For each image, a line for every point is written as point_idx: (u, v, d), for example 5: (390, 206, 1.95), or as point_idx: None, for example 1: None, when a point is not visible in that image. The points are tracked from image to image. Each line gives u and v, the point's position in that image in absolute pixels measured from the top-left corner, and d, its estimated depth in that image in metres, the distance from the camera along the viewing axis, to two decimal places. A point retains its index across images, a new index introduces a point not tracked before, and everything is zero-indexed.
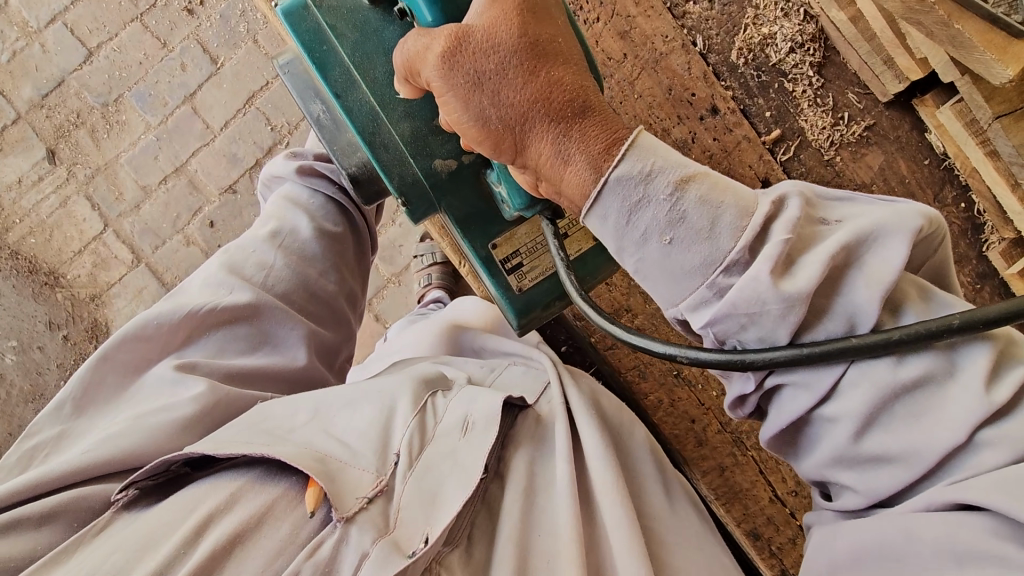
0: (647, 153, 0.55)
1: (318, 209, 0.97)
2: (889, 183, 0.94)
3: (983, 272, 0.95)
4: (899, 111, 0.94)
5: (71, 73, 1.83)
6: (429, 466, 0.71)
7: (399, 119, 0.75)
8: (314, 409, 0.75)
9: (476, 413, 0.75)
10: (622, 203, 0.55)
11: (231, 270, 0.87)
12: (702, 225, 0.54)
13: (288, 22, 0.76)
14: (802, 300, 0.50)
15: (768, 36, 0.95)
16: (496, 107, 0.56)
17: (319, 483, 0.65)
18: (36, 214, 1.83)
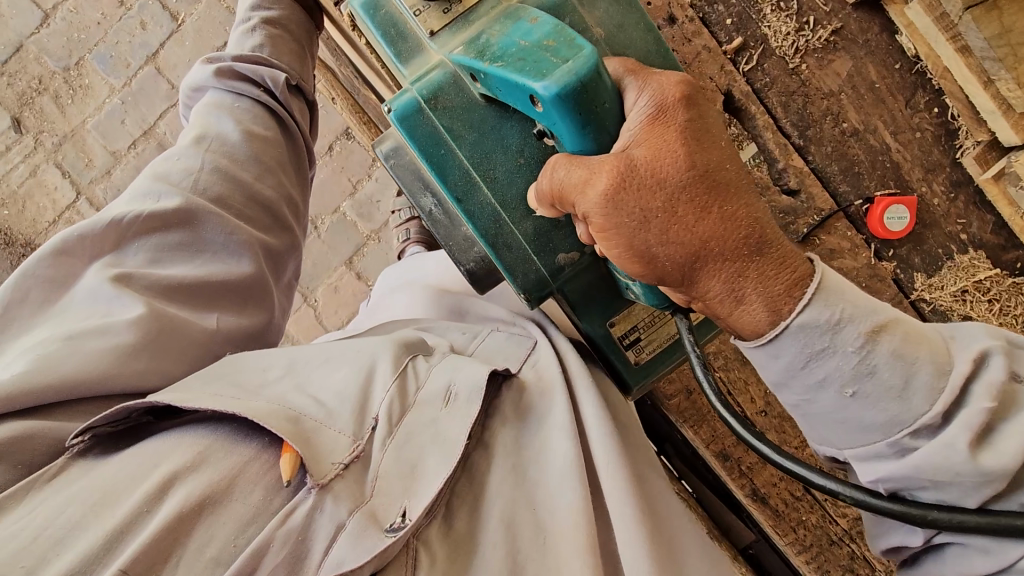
0: (834, 300, 0.53)
1: (245, 113, 0.90)
2: (857, 90, 0.90)
3: (957, 181, 0.91)
4: (868, 13, 0.89)
5: (29, 37, 1.78)
6: (409, 435, 0.70)
7: (522, 219, 0.70)
8: (288, 365, 0.74)
9: (461, 382, 0.74)
10: (803, 350, 0.54)
11: (159, 178, 0.81)
12: (895, 382, 0.52)
13: (403, 128, 0.68)
14: (996, 470, 0.49)
15: None
16: (663, 246, 0.54)
17: (297, 452, 0.63)
18: (8, 184, 1.80)
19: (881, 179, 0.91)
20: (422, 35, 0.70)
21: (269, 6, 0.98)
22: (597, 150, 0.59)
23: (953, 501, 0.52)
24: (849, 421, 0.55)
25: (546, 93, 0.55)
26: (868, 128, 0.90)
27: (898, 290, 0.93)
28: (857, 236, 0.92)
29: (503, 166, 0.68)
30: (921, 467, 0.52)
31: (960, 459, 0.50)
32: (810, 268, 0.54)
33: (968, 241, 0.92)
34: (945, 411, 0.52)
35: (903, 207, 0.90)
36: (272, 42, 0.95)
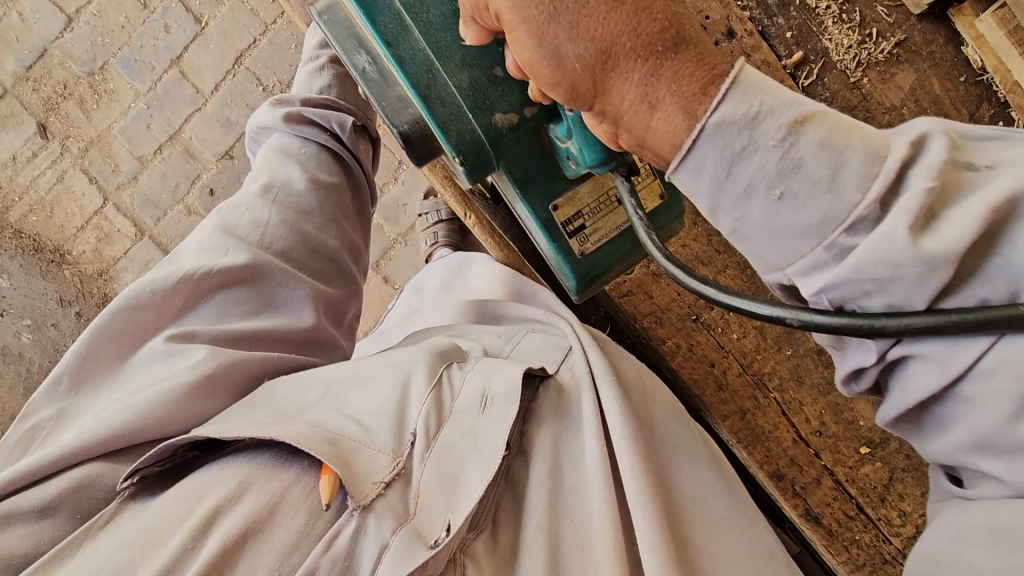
0: (750, 92, 0.46)
1: (313, 161, 0.94)
2: (921, 104, 0.87)
3: None
4: (933, 24, 0.86)
5: (53, 41, 1.76)
6: (448, 447, 0.67)
7: (456, 69, 0.64)
8: (326, 387, 0.73)
9: (496, 386, 0.71)
10: (722, 152, 0.46)
11: (227, 230, 0.85)
12: (822, 174, 0.44)
13: None
14: (937, 253, 0.41)
15: None
16: (574, 43, 0.48)
17: (334, 470, 0.61)
18: (35, 190, 1.80)
19: None
20: None
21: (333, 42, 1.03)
22: None
23: (900, 303, 0.44)
24: (791, 229, 0.46)
25: None
26: None
27: None
28: None
29: (436, 9, 0.64)
30: (862, 267, 0.44)
31: (906, 253, 0.42)
32: (730, 66, 0.48)
33: None
34: (881, 197, 0.43)
35: None
36: (340, 83, 1.02)
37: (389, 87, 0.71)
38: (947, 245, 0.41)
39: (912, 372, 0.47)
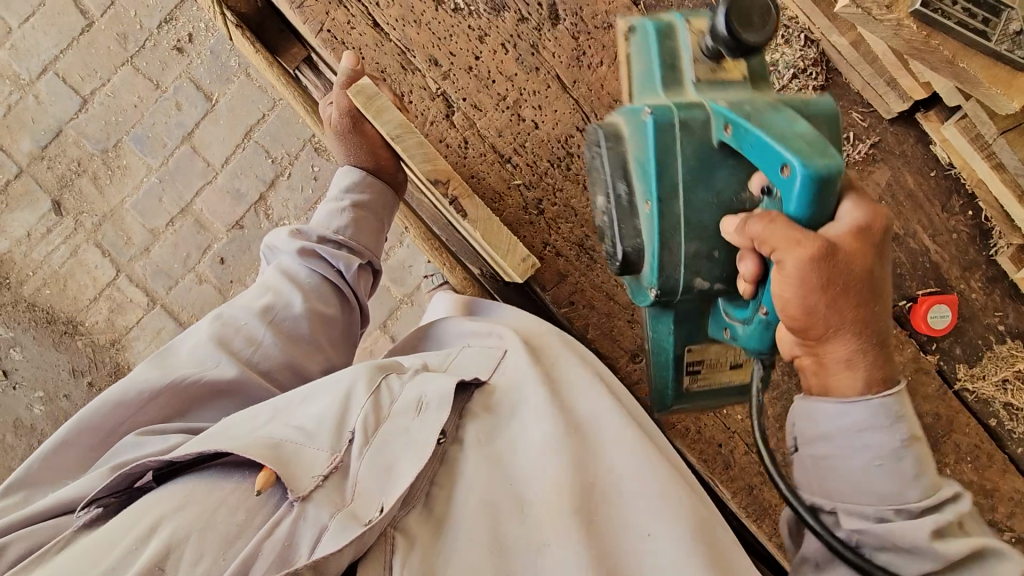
0: (897, 409, 0.56)
1: (314, 295, 0.86)
2: (897, 197, 0.96)
3: (993, 276, 0.98)
4: (904, 126, 0.95)
5: (68, 121, 1.82)
6: (385, 441, 0.68)
7: (701, 206, 0.64)
8: (274, 411, 0.72)
9: (431, 392, 0.72)
10: (828, 455, 0.58)
11: (221, 340, 0.80)
12: (898, 471, 0.56)
13: (652, 134, 0.63)
14: (889, 474, 0.56)
15: (770, 63, 0.92)
16: (828, 310, 0.55)
17: (272, 465, 0.64)
18: (48, 264, 1.84)
19: (921, 280, 0.97)
20: (689, 76, 0.66)
21: (360, 188, 0.91)
22: (816, 216, 0.55)
23: (821, 468, 0.60)
24: (836, 462, 0.58)
25: (799, 167, 0.54)
26: (908, 232, 0.96)
27: (943, 380, 0.99)
28: (903, 333, 0.97)
29: (699, 194, 0.63)
30: (857, 446, 0.57)
31: (871, 451, 0.56)
32: (883, 309, 0.57)
33: (1004, 331, 0.99)
34: (903, 467, 0.56)
35: (945, 306, 0.95)
36: (356, 225, 0.90)
37: (629, 203, 0.69)
38: (948, 549, 0.53)
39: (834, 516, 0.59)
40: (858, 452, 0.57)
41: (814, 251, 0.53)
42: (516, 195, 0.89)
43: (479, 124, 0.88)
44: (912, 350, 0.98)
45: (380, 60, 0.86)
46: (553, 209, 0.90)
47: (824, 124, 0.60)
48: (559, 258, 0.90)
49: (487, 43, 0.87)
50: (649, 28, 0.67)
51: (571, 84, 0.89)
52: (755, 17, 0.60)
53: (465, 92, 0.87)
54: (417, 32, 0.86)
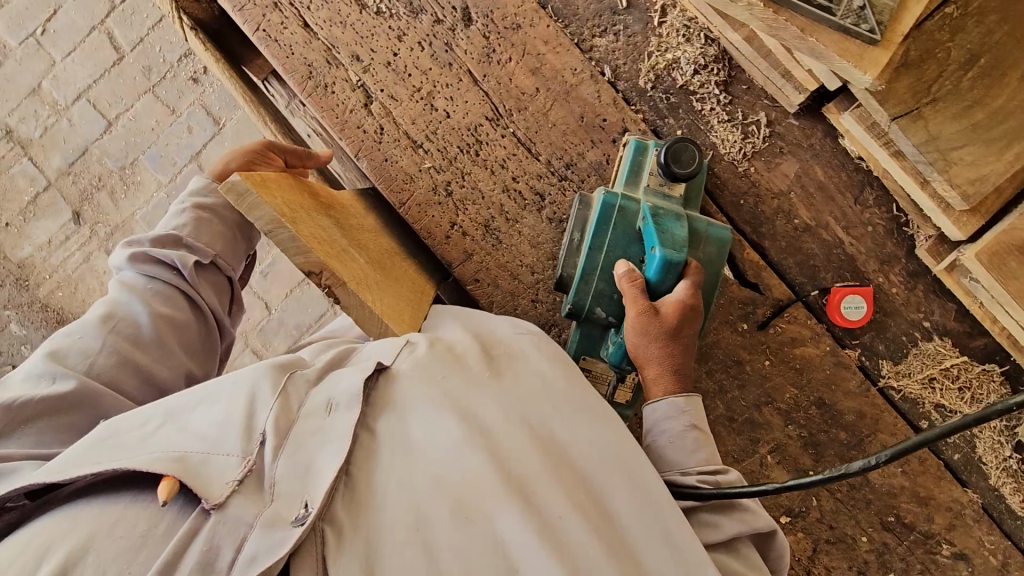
0: (692, 404, 0.76)
1: (154, 298, 0.82)
2: (807, 190, 0.97)
3: (914, 271, 0.96)
4: (811, 120, 0.97)
5: (94, 141, 2.03)
6: (299, 443, 0.62)
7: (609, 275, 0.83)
8: (163, 416, 0.64)
9: (342, 391, 0.66)
10: (649, 441, 0.77)
11: (53, 357, 0.74)
12: (682, 451, 0.75)
13: (601, 206, 0.83)
14: (688, 450, 0.74)
15: (672, 61, 0.96)
16: (650, 355, 0.78)
17: (179, 474, 0.57)
18: (63, 269, 2.00)
19: (837, 271, 0.96)
20: (650, 169, 0.86)
21: (206, 194, 0.89)
22: (661, 286, 0.78)
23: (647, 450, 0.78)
24: (657, 446, 0.76)
25: (659, 253, 0.76)
26: (820, 224, 0.96)
27: (865, 377, 0.96)
28: (818, 325, 0.95)
29: (611, 255, 0.83)
30: (660, 437, 0.76)
31: (671, 433, 0.75)
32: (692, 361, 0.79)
33: (931, 328, 0.95)
34: (694, 443, 0.75)
35: (860, 297, 0.94)
36: (197, 226, 0.86)
37: (574, 248, 0.87)
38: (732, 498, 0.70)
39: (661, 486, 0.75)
40: (661, 434, 0.76)
41: (668, 311, 0.76)
42: (427, 178, 0.95)
43: (395, 113, 0.96)
44: (829, 343, 0.95)
45: (308, 55, 0.96)
46: (461, 192, 0.96)
47: (712, 249, 0.83)
48: (465, 237, 0.95)
49: (405, 42, 0.96)
50: (631, 143, 0.89)
51: (481, 78, 0.96)
52: (684, 161, 0.81)
53: (383, 84, 0.96)
54: (342, 32, 0.96)
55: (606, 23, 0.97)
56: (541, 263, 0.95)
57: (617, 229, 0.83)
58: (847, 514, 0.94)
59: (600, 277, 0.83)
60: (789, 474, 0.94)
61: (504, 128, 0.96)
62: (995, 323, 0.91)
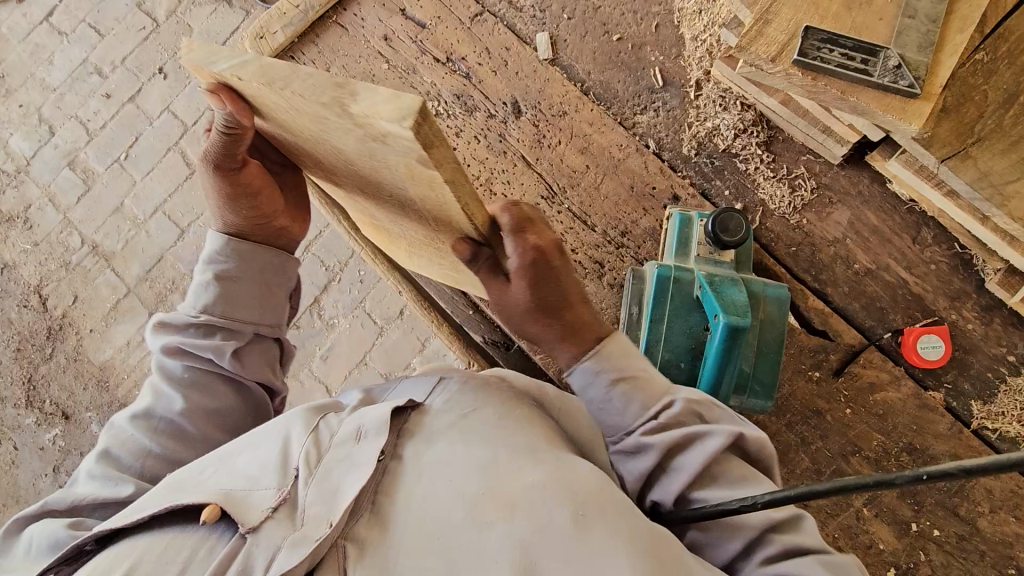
0: (604, 354, 0.71)
1: (199, 394, 0.82)
2: (862, 235, 0.99)
3: (988, 305, 0.95)
4: (856, 168, 1.00)
5: (168, 249, 2.17)
6: (329, 470, 0.62)
7: (674, 345, 0.86)
8: (222, 459, 0.67)
9: (372, 418, 0.66)
10: (592, 400, 0.72)
11: (110, 458, 0.77)
12: (624, 407, 0.69)
13: (657, 281, 0.87)
14: (645, 408, 0.68)
15: (713, 127, 1.03)
16: (546, 308, 0.71)
17: (221, 501, 0.59)
18: (140, 369, 2.09)
19: (906, 312, 0.96)
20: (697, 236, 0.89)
21: (226, 260, 0.84)
22: (728, 351, 0.80)
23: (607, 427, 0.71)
24: (601, 411, 0.71)
25: (722, 322, 0.78)
26: (880, 266, 0.98)
27: (956, 418, 0.93)
28: (896, 367, 0.94)
29: (675, 325, 0.86)
30: (597, 397, 0.71)
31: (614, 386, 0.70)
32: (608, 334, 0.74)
33: (1016, 361, 0.93)
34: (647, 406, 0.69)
35: (936, 336, 0.92)
36: (223, 297, 0.84)
37: (636, 321, 0.90)
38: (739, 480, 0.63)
39: (641, 461, 0.66)
40: (597, 395, 0.71)
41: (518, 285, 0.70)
42: None
43: None
44: (912, 386, 0.94)
45: None
46: None
47: (774, 307, 0.84)
48: None
49: (463, 137, 1.06)
50: (674, 215, 0.92)
51: (535, 161, 1.04)
52: (731, 229, 0.85)
53: None
54: None
55: (645, 101, 1.05)
56: (607, 327, 0.98)
57: (675, 300, 0.86)
58: (961, 568, 0.88)
59: (665, 348, 0.86)
60: (890, 527, 0.90)
61: (560, 205, 1.03)
62: None
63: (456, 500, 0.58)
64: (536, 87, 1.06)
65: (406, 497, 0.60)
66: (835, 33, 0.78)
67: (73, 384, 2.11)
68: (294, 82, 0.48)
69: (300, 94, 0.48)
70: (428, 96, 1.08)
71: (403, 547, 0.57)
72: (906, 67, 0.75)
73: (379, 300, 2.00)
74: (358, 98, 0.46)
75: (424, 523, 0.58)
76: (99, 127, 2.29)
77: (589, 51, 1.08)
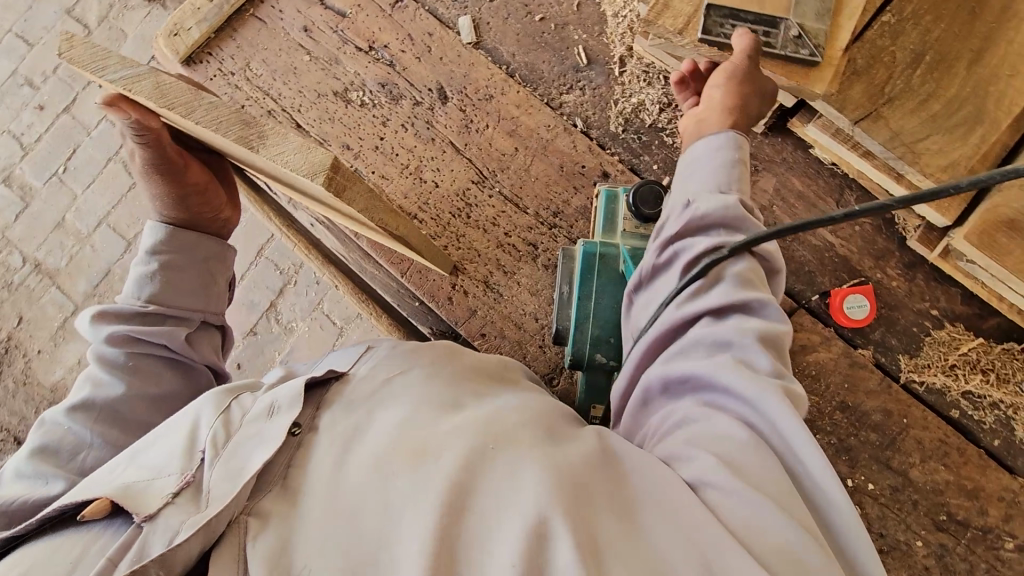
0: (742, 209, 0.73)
1: (141, 377, 0.81)
2: (788, 201, 1.00)
3: (910, 262, 0.97)
4: (778, 136, 1.02)
5: (115, 263, 2.11)
6: (236, 449, 0.59)
7: (603, 321, 0.86)
8: (129, 454, 0.64)
9: (285, 392, 0.63)
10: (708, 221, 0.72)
11: (42, 452, 0.74)
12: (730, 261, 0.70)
13: (583, 258, 0.88)
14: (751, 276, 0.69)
15: (638, 103, 1.03)
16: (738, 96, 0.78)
17: (113, 493, 0.57)
18: None
19: (833, 274, 0.98)
20: (622, 211, 0.90)
21: (171, 250, 0.87)
22: None
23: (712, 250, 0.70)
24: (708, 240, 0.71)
25: None
26: (807, 230, 0.99)
27: (885, 374, 0.95)
28: (826, 329, 0.96)
29: (602, 300, 0.86)
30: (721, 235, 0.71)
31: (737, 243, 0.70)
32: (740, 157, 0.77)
33: (940, 315, 0.95)
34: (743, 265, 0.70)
35: (861, 296, 0.95)
36: (170, 285, 0.86)
37: (567, 299, 0.90)
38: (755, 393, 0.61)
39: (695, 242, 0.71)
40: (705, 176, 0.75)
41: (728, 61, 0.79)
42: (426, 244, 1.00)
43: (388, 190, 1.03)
44: (842, 346, 0.96)
45: None
46: (458, 253, 1.00)
47: None
48: (467, 295, 0.99)
49: (389, 126, 1.05)
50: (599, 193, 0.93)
51: (463, 146, 1.03)
52: (650, 201, 0.87)
53: (373, 166, 1.04)
54: (331, 126, 1.05)
55: (571, 81, 1.05)
56: (544, 309, 0.98)
57: (601, 275, 0.87)
58: (897, 519, 0.90)
59: (594, 324, 0.86)
60: None
61: (491, 189, 1.02)
62: (1002, 300, 0.91)
63: (368, 458, 0.56)
64: (460, 72, 1.05)
65: (320, 475, 0.56)
66: (738, 14, 0.80)
67: (24, 408, 2.04)
68: (197, 112, 0.62)
69: (204, 123, 0.61)
70: (351, 86, 1.06)
71: (310, 514, 0.53)
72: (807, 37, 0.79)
73: (336, 300, 1.96)
74: (269, 141, 0.59)
75: (335, 488, 0.54)
76: (34, 141, 2.21)
77: (512, 33, 1.07)
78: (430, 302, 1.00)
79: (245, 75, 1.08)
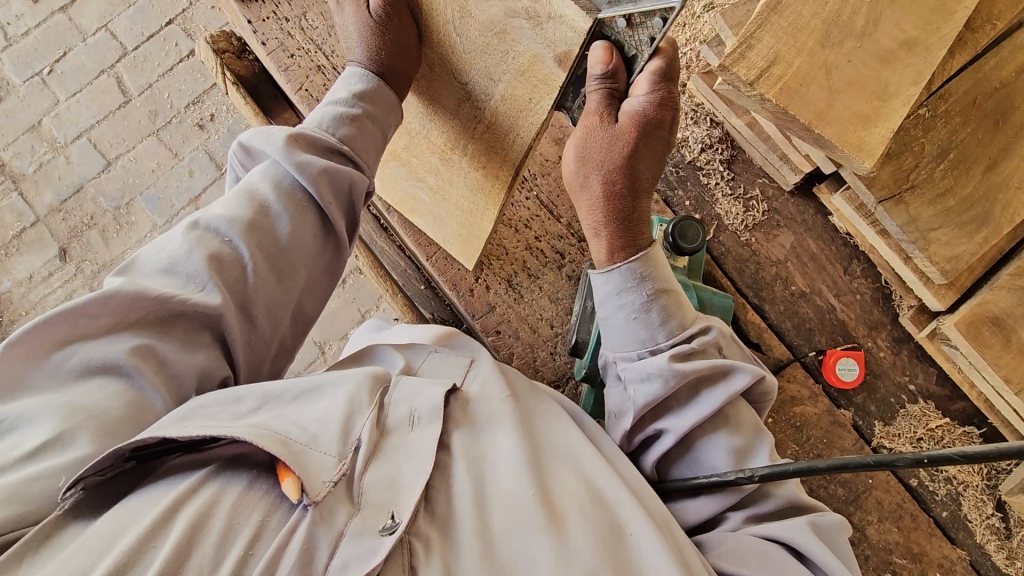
0: (647, 279, 0.71)
1: (301, 217, 0.71)
2: (802, 260, 1.06)
3: (899, 337, 1.05)
4: (803, 198, 1.08)
5: (90, 180, 1.99)
6: (389, 452, 0.58)
7: None
8: (261, 400, 0.59)
9: (425, 401, 0.62)
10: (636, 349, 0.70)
11: (210, 257, 0.65)
12: (656, 365, 0.68)
13: None
14: (679, 370, 0.67)
15: (682, 139, 1.08)
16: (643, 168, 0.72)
17: (291, 460, 0.52)
18: (42, 307, 1.90)
19: (830, 335, 1.04)
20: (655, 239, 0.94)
21: (367, 99, 0.77)
22: None
23: (642, 392, 0.69)
24: (635, 364, 0.70)
25: None
26: (814, 290, 1.06)
27: (860, 436, 1.02)
28: (815, 385, 1.02)
29: None
30: (649, 363, 0.68)
31: (663, 360, 0.68)
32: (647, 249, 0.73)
33: (915, 391, 1.03)
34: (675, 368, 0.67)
35: (852, 359, 1.02)
36: (356, 134, 0.77)
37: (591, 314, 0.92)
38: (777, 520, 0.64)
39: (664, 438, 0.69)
40: (619, 310, 0.71)
41: (624, 123, 0.69)
42: None
43: None
44: (826, 402, 1.02)
45: None
46: (487, 247, 1.01)
47: (717, 314, 0.91)
48: (488, 291, 1.00)
49: None
50: None
51: None
52: (689, 237, 0.92)
53: None
54: None
55: None
56: (560, 318, 1.00)
57: None
58: None
59: None
60: None
61: (528, 191, 1.03)
62: (972, 388, 0.99)
63: (509, 507, 0.57)
64: None
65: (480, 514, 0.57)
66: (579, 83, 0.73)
67: None
68: None
69: None
70: None
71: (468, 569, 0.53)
72: (638, 15, 0.63)
73: None
74: None
75: (484, 537, 0.55)
76: (21, 34, 2.05)
77: None
78: (451, 290, 1.00)
79: (300, 22, 1.05)
